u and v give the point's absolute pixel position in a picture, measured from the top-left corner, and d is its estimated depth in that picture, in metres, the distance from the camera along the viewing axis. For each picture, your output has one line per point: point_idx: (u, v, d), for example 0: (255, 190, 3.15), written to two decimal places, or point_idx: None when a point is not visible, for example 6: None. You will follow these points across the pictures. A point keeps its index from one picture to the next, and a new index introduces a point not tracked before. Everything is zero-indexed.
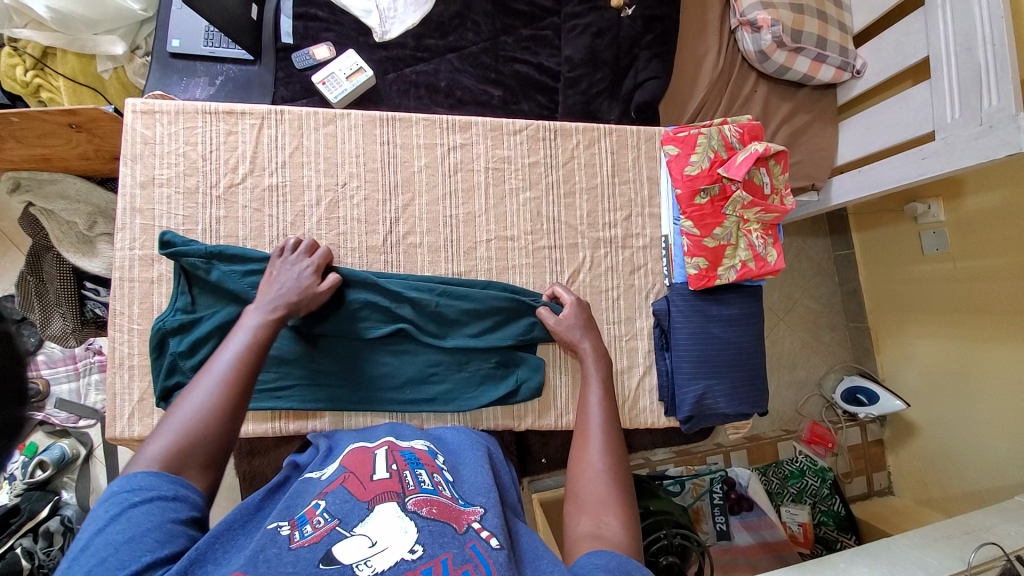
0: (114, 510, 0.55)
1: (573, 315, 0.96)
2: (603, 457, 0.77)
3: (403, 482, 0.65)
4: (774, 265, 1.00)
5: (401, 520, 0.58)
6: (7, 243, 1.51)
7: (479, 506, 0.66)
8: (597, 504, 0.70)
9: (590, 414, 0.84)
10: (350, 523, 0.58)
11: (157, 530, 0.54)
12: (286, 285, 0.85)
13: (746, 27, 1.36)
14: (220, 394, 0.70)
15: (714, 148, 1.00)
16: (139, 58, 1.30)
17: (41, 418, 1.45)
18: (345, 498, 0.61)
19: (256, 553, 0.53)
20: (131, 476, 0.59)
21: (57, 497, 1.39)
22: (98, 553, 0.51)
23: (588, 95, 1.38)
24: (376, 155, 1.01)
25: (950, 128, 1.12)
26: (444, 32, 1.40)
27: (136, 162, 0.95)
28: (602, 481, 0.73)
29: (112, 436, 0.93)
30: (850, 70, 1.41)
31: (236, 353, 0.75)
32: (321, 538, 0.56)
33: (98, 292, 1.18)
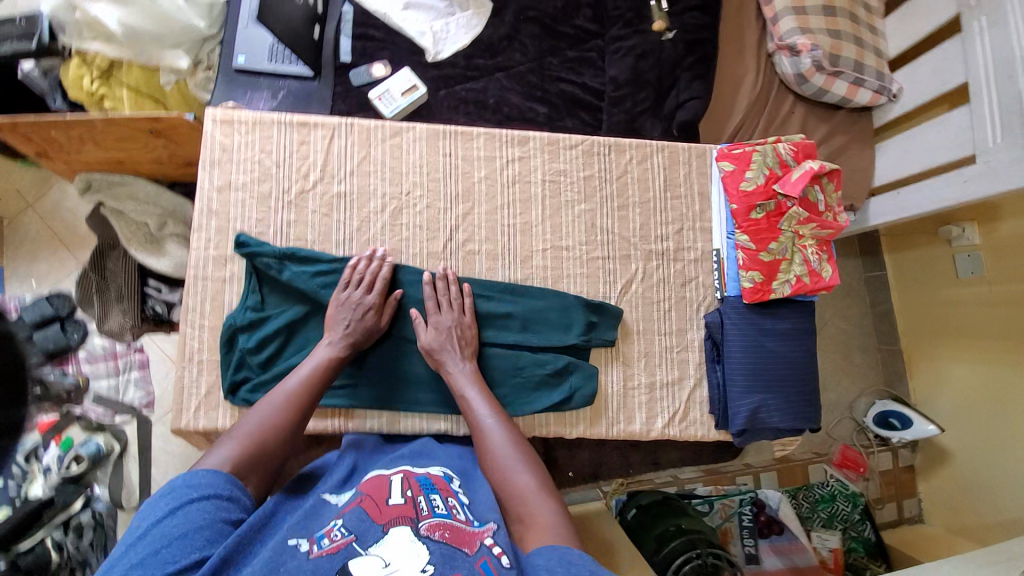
0: (173, 502, 0.61)
1: (444, 330, 0.94)
2: (513, 451, 0.80)
3: (417, 507, 0.66)
4: (828, 280, 1.01)
5: (414, 544, 0.60)
6: (57, 242, 1.58)
7: (492, 526, 0.68)
8: (523, 500, 0.73)
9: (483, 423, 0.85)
10: (366, 542, 0.60)
11: (207, 528, 0.60)
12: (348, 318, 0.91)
13: (784, 51, 1.42)
14: (281, 414, 0.79)
15: (769, 164, 1.03)
16: (201, 71, 1.34)
17: (79, 413, 1.47)
18: (362, 517, 0.63)
19: (275, 563, 0.57)
20: (190, 474, 0.66)
21: (89, 492, 1.40)
22: (156, 542, 0.57)
23: (631, 114, 1.43)
24: (438, 166, 1.05)
25: (993, 151, 1.14)
26: (493, 53, 1.46)
27: (215, 167, 1.00)
28: (525, 473, 0.77)
29: (177, 428, 0.95)
30: (886, 95, 1.44)
31: (297, 381, 0.83)
32: (338, 549, 0.59)
33: (161, 290, 1.20)
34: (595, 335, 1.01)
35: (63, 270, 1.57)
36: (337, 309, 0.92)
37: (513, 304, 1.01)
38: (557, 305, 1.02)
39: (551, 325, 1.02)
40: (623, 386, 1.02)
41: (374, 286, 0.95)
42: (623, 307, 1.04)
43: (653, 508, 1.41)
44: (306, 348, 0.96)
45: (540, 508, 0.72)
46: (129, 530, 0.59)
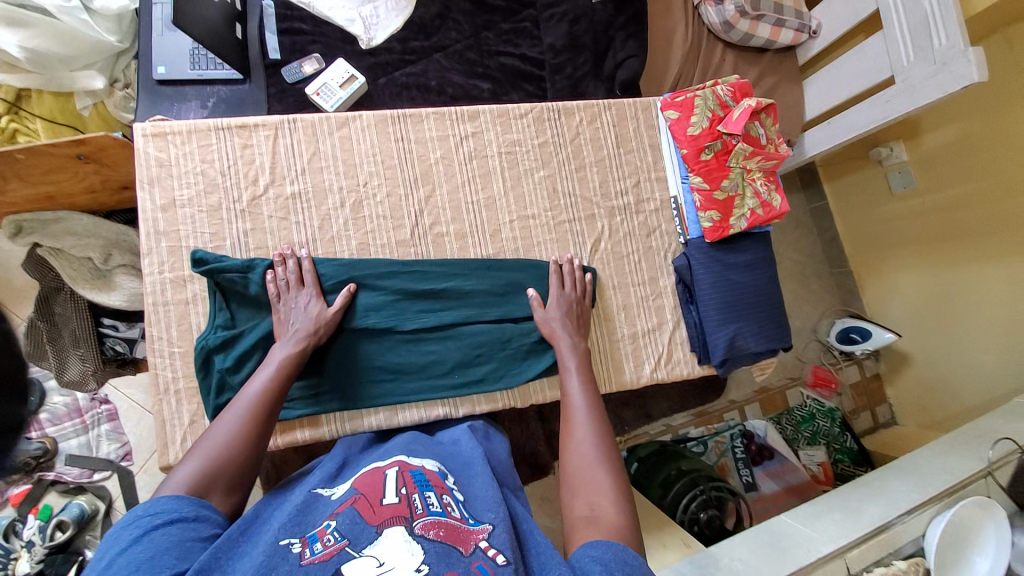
0: (136, 531, 0.58)
1: (555, 309, 0.99)
2: (598, 440, 0.77)
3: (412, 505, 0.62)
4: (779, 208, 1.08)
5: (408, 544, 0.56)
6: None
7: (488, 523, 0.63)
8: (593, 488, 0.70)
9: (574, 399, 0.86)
10: (359, 545, 0.56)
11: (176, 547, 0.56)
12: (299, 316, 0.89)
13: (709, 1, 1.47)
14: (243, 424, 0.75)
15: (711, 107, 1.07)
16: (119, 91, 1.25)
17: (54, 478, 1.39)
18: (354, 520, 0.59)
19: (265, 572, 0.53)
20: (149, 503, 0.62)
21: (81, 558, 1.33)
22: (121, 569, 0.53)
23: (574, 79, 1.45)
24: (392, 152, 1.03)
25: (909, 70, 1.23)
26: (427, 33, 1.43)
27: (154, 186, 0.94)
28: (603, 463, 0.73)
29: (166, 463, 0.91)
30: (807, 32, 1.52)
31: (257, 389, 0.80)
32: (331, 555, 0.55)
33: (118, 327, 1.14)
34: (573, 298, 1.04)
35: (2, 328, 1.45)
36: (280, 317, 0.90)
37: (490, 279, 1.02)
38: (531, 274, 1.04)
39: (530, 294, 1.03)
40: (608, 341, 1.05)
41: (306, 281, 0.92)
42: (596, 265, 1.07)
43: (652, 458, 1.47)
44: None
45: (607, 501, 0.68)
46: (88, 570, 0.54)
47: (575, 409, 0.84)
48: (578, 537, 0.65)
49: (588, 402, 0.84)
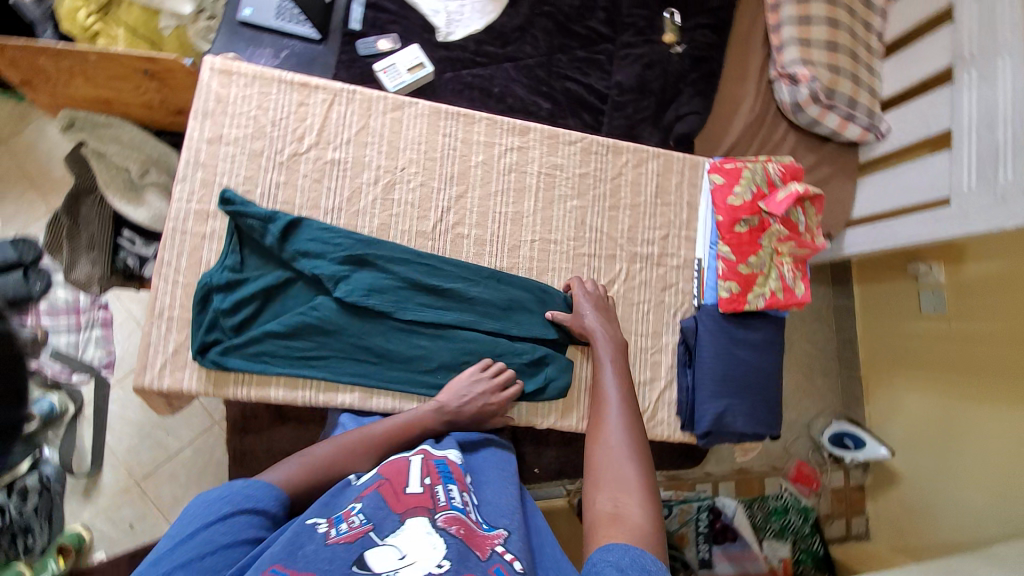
0: (227, 507, 0.65)
1: (585, 306, 1.00)
2: (626, 442, 0.81)
3: (434, 498, 0.68)
4: (800, 297, 1.05)
5: (430, 537, 0.61)
6: (27, 182, 1.52)
7: (504, 528, 0.69)
8: (621, 488, 0.73)
9: (608, 395, 0.90)
10: (383, 532, 0.63)
11: (249, 541, 0.64)
12: (463, 394, 0.91)
13: (785, 79, 1.47)
14: (351, 456, 0.81)
15: (757, 182, 1.06)
16: (203, 20, 1.29)
17: (34, 368, 1.43)
18: (379, 505, 0.66)
19: (295, 547, 0.59)
20: (246, 483, 0.69)
21: (36, 454, 1.45)
22: (203, 545, 0.61)
23: (631, 120, 1.45)
24: (437, 145, 1.05)
25: (964, 195, 1.22)
26: (503, 42, 1.46)
27: (206, 119, 0.97)
28: (633, 467, 0.76)
29: (139, 384, 0.92)
30: (874, 132, 1.50)
31: (381, 432, 0.84)
32: (355, 538, 0.61)
33: (135, 242, 1.15)
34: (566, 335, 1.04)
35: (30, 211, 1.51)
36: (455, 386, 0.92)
37: (493, 291, 1.01)
38: (537, 297, 1.03)
39: (532, 316, 1.02)
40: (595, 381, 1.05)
41: (496, 377, 0.94)
42: None
43: None
44: (282, 316, 0.95)
45: (633, 502, 0.71)
46: (177, 528, 0.62)
47: (608, 409, 0.88)
48: (601, 534, 0.67)
49: (619, 404, 0.88)
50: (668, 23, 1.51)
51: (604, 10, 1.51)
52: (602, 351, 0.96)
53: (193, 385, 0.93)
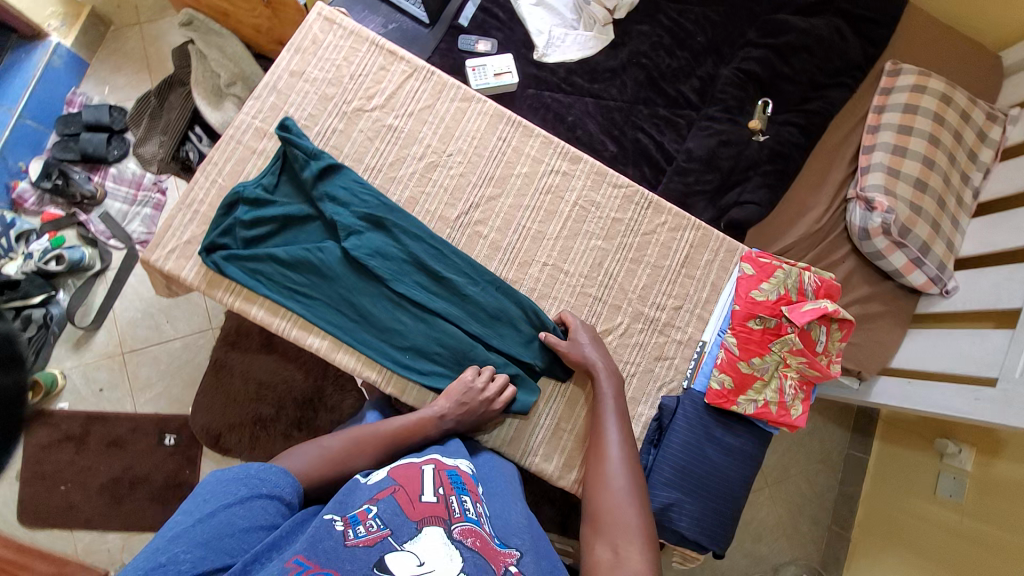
0: (244, 490, 0.72)
1: (581, 335, 0.99)
2: (627, 484, 0.85)
3: (449, 509, 0.74)
4: (794, 419, 0.97)
5: (446, 548, 0.69)
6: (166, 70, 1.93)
7: (514, 547, 0.75)
8: (623, 535, 0.79)
9: (609, 434, 0.92)
10: (400, 538, 0.69)
11: (264, 527, 0.70)
12: (461, 399, 0.92)
13: (861, 202, 1.45)
14: (358, 453, 0.86)
15: (787, 286, 1.00)
16: None
17: (82, 221, 1.84)
18: (396, 511, 0.72)
19: (316, 543, 0.67)
20: (270, 471, 0.75)
21: (51, 293, 1.79)
22: (222, 525, 0.68)
23: (688, 188, 1.42)
24: (488, 145, 1.08)
25: (1013, 382, 1.15)
26: (592, 77, 1.49)
27: (298, 54, 1.05)
28: (636, 514, 0.82)
29: (145, 259, 0.98)
30: (939, 286, 1.44)
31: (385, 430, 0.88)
32: (374, 542, 0.68)
33: (200, 140, 1.25)
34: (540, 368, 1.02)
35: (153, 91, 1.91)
36: (451, 390, 0.93)
37: (489, 295, 1.01)
38: (527, 316, 1.01)
39: (516, 333, 1.01)
40: (553, 420, 1.03)
41: (492, 390, 0.95)
42: None
43: None
44: (291, 245, 0.99)
45: (635, 550, 0.77)
46: (197, 505, 0.69)
47: (609, 449, 0.90)
48: None
49: (618, 442, 0.90)
50: (759, 109, 1.49)
51: (699, 79, 1.53)
52: (602, 384, 0.96)
53: (190, 277, 0.98)
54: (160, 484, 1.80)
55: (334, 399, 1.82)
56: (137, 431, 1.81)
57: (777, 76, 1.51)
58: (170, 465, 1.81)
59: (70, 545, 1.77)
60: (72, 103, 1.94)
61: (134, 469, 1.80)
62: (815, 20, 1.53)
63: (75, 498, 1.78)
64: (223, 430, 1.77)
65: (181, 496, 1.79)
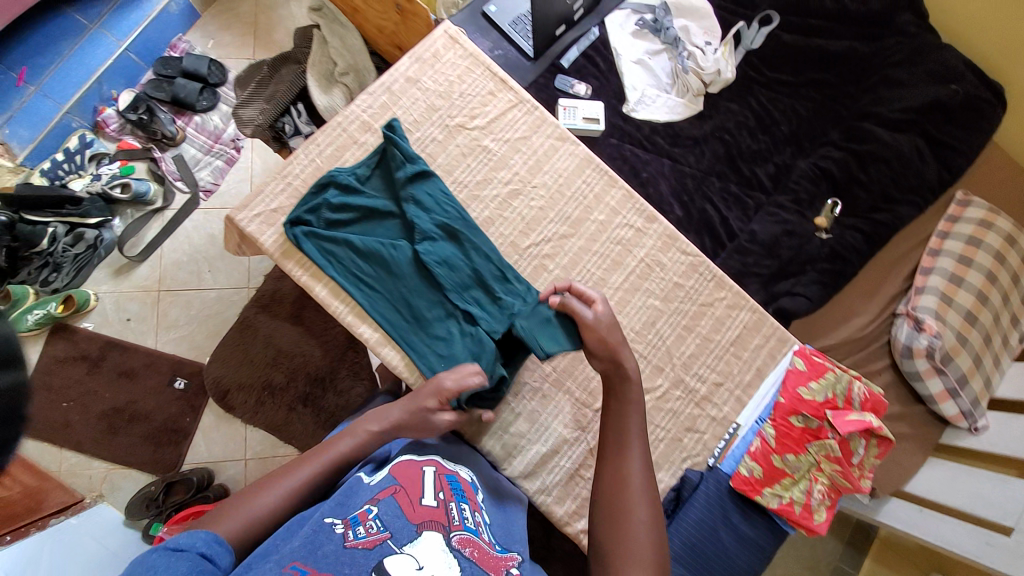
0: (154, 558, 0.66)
1: (602, 325, 0.92)
2: (647, 510, 0.82)
3: (448, 516, 0.78)
4: (815, 524, 0.97)
5: (446, 556, 0.72)
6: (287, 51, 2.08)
7: (514, 552, 0.82)
8: (634, 565, 0.77)
9: (632, 447, 0.87)
10: (400, 541, 0.72)
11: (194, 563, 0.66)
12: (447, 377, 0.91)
13: (910, 320, 1.47)
14: (296, 488, 0.83)
15: (836, 391, 1.00)
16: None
17: (156, 158, 1.91)
18: (397, 514, 0.75)
19: (318, 548, 0.69)
20: (180, 535, 0.71)
21: (109, 219, 1.84)
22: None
23: (745, 267, 1.46)
24: (571, 186, 1.11)
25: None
26: (674, 142, 1.55)
27: (417, 62, 1.11)
28: (650, 543, 0.80)
29: (231, 217, 1.02)
30: (969, 422, 1.44)
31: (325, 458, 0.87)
32: (374, 546, 0.71)
33: (300, 116, 1.32)
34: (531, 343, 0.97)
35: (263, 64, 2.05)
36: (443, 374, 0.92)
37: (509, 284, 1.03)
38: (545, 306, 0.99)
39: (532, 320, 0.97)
40: (518, 420, 1.02)
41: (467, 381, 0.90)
42: None
43: None
44: (367, 236, 1.03)
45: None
46: None
47: (632, 467, 0.85)
48: None
49: (641, 461, 0.86)
50: (826, 209, 1.51)
51: (775, 166, 1.58)
52: (632, 387, 0.91)
53: (267, 244, 1.01)
54: (157, 426, 1.80)
55: (344, 384, 1.86)
56: (151, 367, 1.83)
57: (851, 180, 1.55)
58: (174, 409, 1.82)
59: (55, 463, 1.75)
60: (175, 47, 2.01)
61: (137, 404, 1.81)
62: (899, 137, 1.57)
63: (74, 418, 1.78)
64: (233, 387, 1.79)
65: (175, 442, 1.80)
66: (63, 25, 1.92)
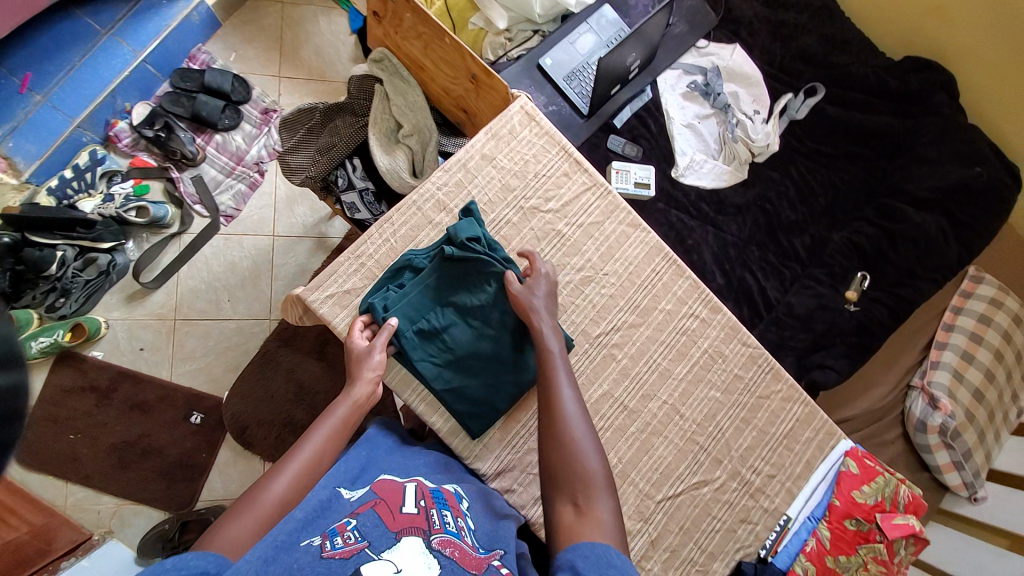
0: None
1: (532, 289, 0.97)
2: (587, 434, 0.84)
3: (429, 521, 0.75)
4: None
5: (426, 557, 0.68)
6: (318, 74, 2.00)
7: (497, 549, 0.81)
8: (585, 488, 0.79)
9: (558, 370, 0.89)
10: (378, 548, 0.67)
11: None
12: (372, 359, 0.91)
13: (925, 396, 1.54)
14: (297, 477, 0.80)
15: (884, 494, 1.08)
16: (502, 35, 1.52)
17: (174, 178, 1.81)
18: (376, 523, 0.71)
19: (292, 565, 0.65)
20: (184, 553, 0.64)
21: (122, 242, 1.74)
22: None
23: (782, 340, 1.51)
24: (641, 275, 1.12)
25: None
26: (719, 208, 1.58)
27: (493, 138, 1.09)
28: (598, 462, 0.81)
29: (303, 297, 0.98)
30: (969, 491, 1.51)
31: (317, 446, 0.84)
32: (350, 555, 0.66)
33: (353, 168, 1.26)
34: (503, 317, 0.99)
35: (292, 87, 1.98)
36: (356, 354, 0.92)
37: (459, 229, 0.98)
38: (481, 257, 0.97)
39: (465, 279, 0.98)
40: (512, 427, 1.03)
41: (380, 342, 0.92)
42: (683, 498, 1.05)
43: None
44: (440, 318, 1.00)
45: (598, 502, 0.77)
46: None
47: (562, 394, 0.87)
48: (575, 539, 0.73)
49: (573, 390, 0.87)
50: (856, 282, 1.57)
51: (811, 237, 1.63)
52: (547, 326, 0.93)
53: (338, 327, 0.99)
54: (171, 461, 1.72)
55: None
56: (165, 400, 1.75)
57: (880, 257, 1.60)
58: (189, 443, 1.74)
59: (60, 498, 1.65)
60: (194, 59, 1.90)
61: (150, 438, 1.73)
62: (925, 215, 1.60)
63: (81, 450, 1.69)
64: (252, 424, 1.73)
65: (188, 479, 1.71)
66: (74, 30, 1.73)
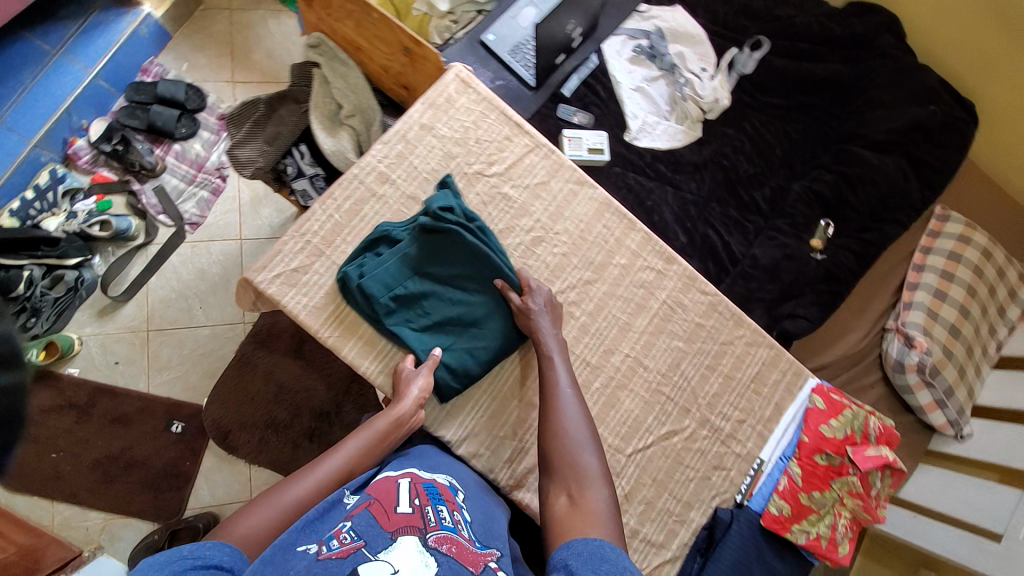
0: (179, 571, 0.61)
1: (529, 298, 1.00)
2: (584, 434, 0.87)
3: (425, 518, 0.73)
4: (840, 557, 1.02)
5: (422, 555, 0.67)
6: (271, 75, 2.00)
7: (494, 548, 0.77)
8: (579, 482, 0.81)
9: (558, 375, 0.93)
10: (374, 549, 0.67)
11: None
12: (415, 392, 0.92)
13: (900, 336, 1.53)
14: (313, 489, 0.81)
15: (854, 427, 1.07)
16: (446, 18, 1.53)
17: (135, 190, 1.81)
18: (371, 523, 0.70)
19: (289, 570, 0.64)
20: (202, 542, 0.66)
21: (88, 257, 1.73)
22: None
23: (749, 292, 1.51)
24: (592, 231, 1.12)
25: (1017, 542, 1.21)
26: (676, 168, 1.58)
27: (431, 108, 1.09)
28: (593, 458, 0.84)
29: (249, 277, 0.97)
30: (955, 429, 1.50)
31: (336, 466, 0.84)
32: (348, 554, 0.66)
33: (302, 156, 1.26)
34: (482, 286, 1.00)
35: (247, 89, 1.98)
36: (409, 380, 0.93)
37: (437, 201, 0.99)
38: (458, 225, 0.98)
39: (447, 249, 0.97)
40: (496, 398, 1.03)
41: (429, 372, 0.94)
42: (654, 450, 1.04)
43: None
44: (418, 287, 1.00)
45: (592, 493, 0.79)
46: None
47: (561, 396, 0.91)
48: (570, 528, 0.75)
49: (573, 393, 0.91)
50: (820, 229, 1.57)
51: (771, 190, 1.63)
52: (548, 335, 0.97)
53: (290, 306, 0.98)
54: (156, 473, 1.70)
55: (350, 417, 1.76)
56: (143, 412, 1.73)
57: (844, 203, 1.59)
58: (172, 453, 1.72)
59: (46, 518, 1.64)
60: (148, 71, 1.91)
61: (133, 451, 1.72)
62: (884, 157, 1.60)
63: (63, 469, 1.67)
64: (233, 428, 1.71)
65: (175, 488, 1.69)
66: (23, 51, 1.70)
